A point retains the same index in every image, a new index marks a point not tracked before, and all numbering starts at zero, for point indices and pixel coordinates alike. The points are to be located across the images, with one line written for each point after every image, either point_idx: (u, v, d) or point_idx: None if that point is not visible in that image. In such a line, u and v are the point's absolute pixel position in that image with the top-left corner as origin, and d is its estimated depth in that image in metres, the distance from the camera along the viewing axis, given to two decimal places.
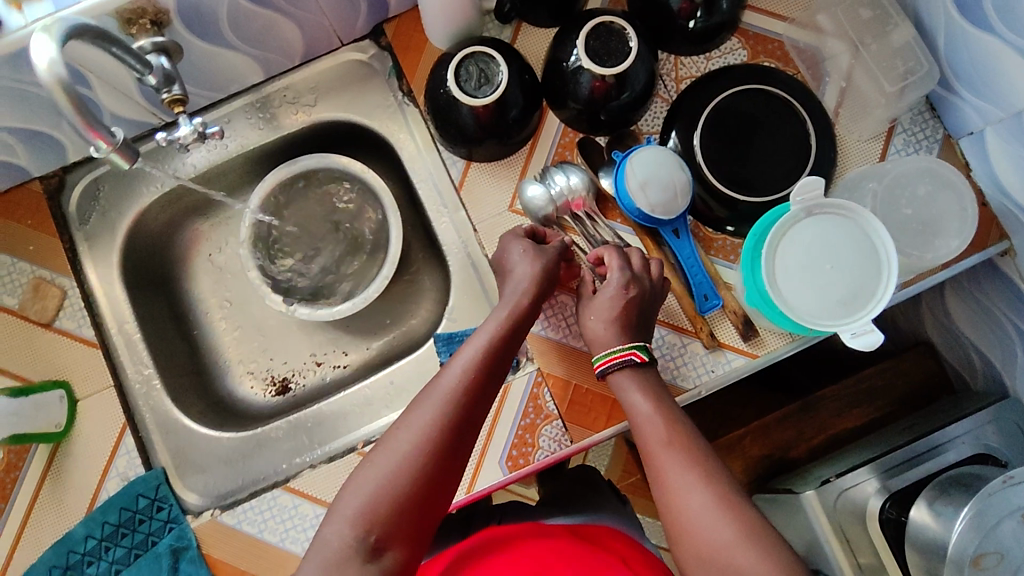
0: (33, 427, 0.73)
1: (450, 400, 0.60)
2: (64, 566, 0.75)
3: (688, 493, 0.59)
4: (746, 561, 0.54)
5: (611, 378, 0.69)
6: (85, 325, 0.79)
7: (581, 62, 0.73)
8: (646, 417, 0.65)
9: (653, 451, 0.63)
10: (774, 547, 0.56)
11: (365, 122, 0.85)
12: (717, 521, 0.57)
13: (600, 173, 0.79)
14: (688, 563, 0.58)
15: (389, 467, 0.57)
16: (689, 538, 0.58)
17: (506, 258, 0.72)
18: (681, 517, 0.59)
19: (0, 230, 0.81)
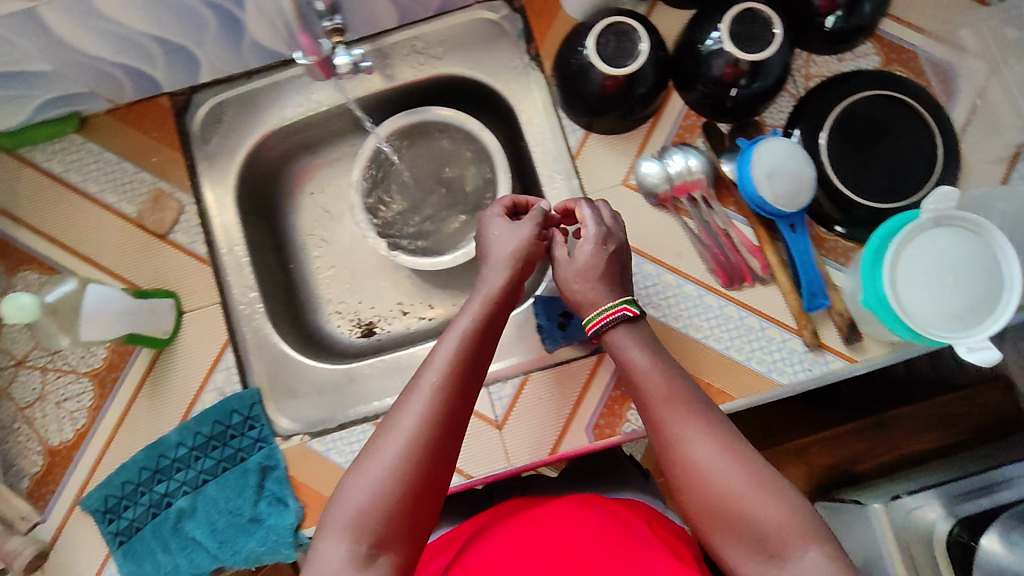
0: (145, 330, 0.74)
1: (436, 397, 0.57)
2: (154, 469, 0.78)
3: (694, 442, 0.57)
4: (759, 506, 0.53)
5: (606, 339, 0.67)
6: (198, 242, 0.82)
7: (722, 46, 0.73)
8: (646, 373, 0.62)
9: (649, 402, 0.61)
10: (786, 489, 0.54)
11: (487, 81, 0.86)
12: (728, 466, 0.55)
13: (722, 158, 0.79)
14: (699, 516, 0.56)
15: (382, 471, 0.54)
16: (702, 486, 0.55)
17: (489, 234, 0.72)
18: (690, 468, 0.56)
19: (129, 140, 0.84)
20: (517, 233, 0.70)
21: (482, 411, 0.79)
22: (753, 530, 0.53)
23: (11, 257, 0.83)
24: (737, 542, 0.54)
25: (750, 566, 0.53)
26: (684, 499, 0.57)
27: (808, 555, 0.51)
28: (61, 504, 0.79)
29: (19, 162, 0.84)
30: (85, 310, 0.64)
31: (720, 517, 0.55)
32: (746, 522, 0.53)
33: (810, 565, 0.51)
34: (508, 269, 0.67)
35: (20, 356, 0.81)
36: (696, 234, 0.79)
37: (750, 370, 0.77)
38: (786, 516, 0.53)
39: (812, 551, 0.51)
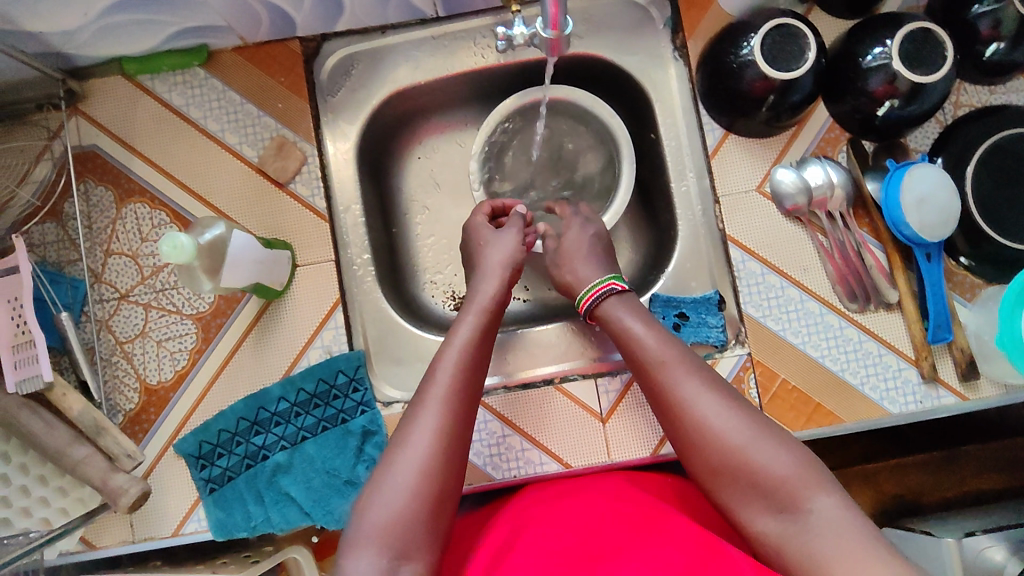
0: (268, 280, 0.72)
1: (446, 412, 0.61)
2: (252, 421, 0.77)
3: (699, 400, 0.61)
4: (761, 456, 0.56)
5: (600, 311, 0.72)
6: (318, 196, 0.80)
7: (889, 61, 0.71)
8: (641, 336, 0.67)
9: (649, 368, 0.65)
10: (788, 442, 0.58)
11: (627, 67, 0.83)
12: (730, 419, 0.59)
13: (866, 177, 0.78)
14: (706, 474, 0.59)
15: (402, 487, 0.57)
16: (706, 444, 0.59)
17: (480, 244, 0.79)
18: (693, 426, 0.60)
19: (255, 81, 0.81)
20: (509, 241, 0.78)
21: (588, 403, 0.78)
22: (761, 480, 0.56)
23: (122, 186, 0.80)
24: (746, 494, 0.57)
25: (763, 517, 0.56)
26: (690, 460, 0.60)
27: (819, 501, 0.54)
28: (155, 443, 0.78)
29: (139, 90, 0.80)
30: (229, 256, 0.62)
31: (727, 472, 0.58)
32: (751, 473, 0.56)
33: (822, 512, 0.53)
34: (497, 277, 0.74)
35: (123, 290, 0.79)
36: (828, 252, 0.78)
37: (861, 395, 0.77)
38: (791, 466, 0.56)
39: (823, 497, 0.54)
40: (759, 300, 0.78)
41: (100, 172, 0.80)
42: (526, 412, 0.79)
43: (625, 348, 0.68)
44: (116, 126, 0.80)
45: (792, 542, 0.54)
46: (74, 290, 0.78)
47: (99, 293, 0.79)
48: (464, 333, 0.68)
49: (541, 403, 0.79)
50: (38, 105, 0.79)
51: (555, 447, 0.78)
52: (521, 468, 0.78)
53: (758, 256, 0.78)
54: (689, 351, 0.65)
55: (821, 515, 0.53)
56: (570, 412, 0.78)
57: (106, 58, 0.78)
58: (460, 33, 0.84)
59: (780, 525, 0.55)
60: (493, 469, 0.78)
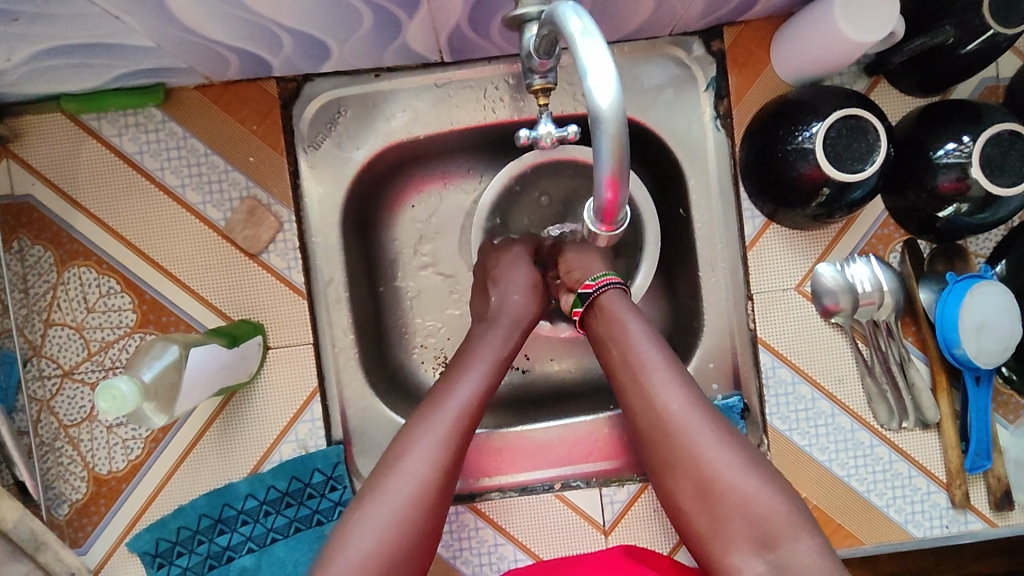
0: (236, 379, 0.63)
1: (445, 446, 0.56)
2: (216, 518, 0.69)
3: (690, 420, 0.55)
4: (748, 485, 0.52)
5: (601, 306, 0.64)
6: (295, 269, 0.69)
7: (965, 163, 0.61)
8: (639, 337, 0.60)
9: (639, 374, 0.59)
10: (773, 476, 0.54)
11: (658, 133, 0.72)
12: (719, 444, 0.54)
13: (919, 284, 0.69)
14: (687, 496, 0.55)
15: (383, 521, 0.52)
16: (692, 464, 0.54)
17: (503, 257, 0.71)
18: (681, 444, 0.55)
19: (223, 129, 0.68)
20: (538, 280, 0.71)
21: (590, 514, 0.71)
22: (744, 512, 0.52)
23: (63, 246, 0.68)
24: (726, 523, 0.52)
25: (742, 553, 0.51)
26: (668, 482, 0.55)
27: (800, 544, 0.50)
28: (104, 541, 0.69)
29: (82, 131, 0.68)
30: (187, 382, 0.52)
31: (710, 496, 0.53)
32: (735, 501, 0.52)
33: (801, 555, 0.49)
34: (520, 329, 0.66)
35: (67, 367, 0.69)
36: (867, 364, 0.70)
37: (885, 518, 0.71)
38: (778, 501, 0.52)
39: (807, 539, 0.50)
40: (786, 411, 0.70)
41: (36, 228, 0.68)
42: (523, 521, 0.71)
43: (615, 345, 0.61)
44: (55, 173, 0.68)
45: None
46: (8, 368, 0.68)
47: (38, 369, 0.68)
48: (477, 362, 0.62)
49: (539, 510, 0.71)
50: None
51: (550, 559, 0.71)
52: None
53: (789, 363, 0.70)
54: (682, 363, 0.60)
55: (803, 560, 0.49)
56: (570, 523, 0.71)
57: (40, 94, 0.65)
58: (467, 80, 0.71)
59: (760, 566, 0.50)
60: None
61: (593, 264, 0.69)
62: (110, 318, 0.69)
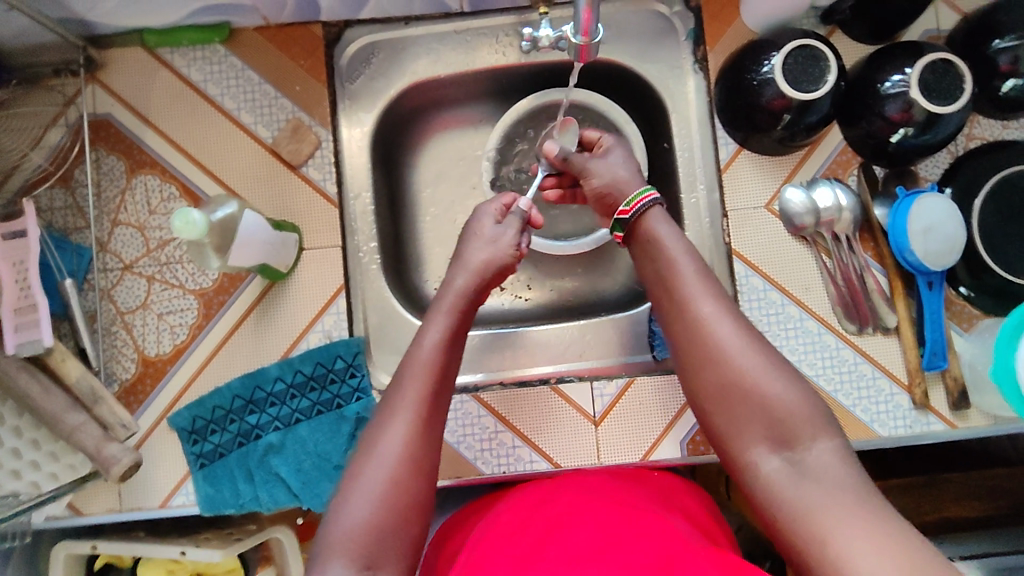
0: (277, 263, 0.73)
1: (415, 413, 0.61)
2: (248, 399, 0.78)
3: (718, 323, 0.62)
4: (770, 387, 0.59)
5: (645, 222, 0.71)
6: (330, 181, 0.80)
7: (907, 89, 0.72)
8: (677, 250, 0.67)
9: (673, 284, 0.66)
10: (796, 377, 0.60)
11: (646, 76, 0.83)
12: (745, 348, 0.61)
13: (873, 202, 0.78)
14: (709, 398, 0.61)
15: (372, 490, 0.57)
16: (718, 363, 0.61)
17: (478, 231, 0.75)
18: (706, 344, 0.62)
19: (275, 63, 0.81)
20: (504, 243, 0.74)
21: (582, 405, 0.79)
22: (763, 408, 0.58)
23: (133, 157, 0.80)
24: (745, 422, 0.59)
25: (761, 449, 0.58)
26: (697, 378, 0.62)
27: (817, 444, 0.56)
28: (149, 415, 0.78)
29: (158, 62, 0.80)
30: (240, 236, 0.62)
31: (730, 396, 0.60)
32: (758, 402, 0.59)
33: (819, 454, 0.55)
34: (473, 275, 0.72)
35: (128, 261, 0.79)
36: (831, 274, 0.78)
37: (852, 416, 0.78)
38: (795, 404, 0.58)
39: (824, 440, 0.56)
40: (759, 315, 0.79)
41: (112, 141, 0.80)
42: (521, 410, 0.79)
43: (655, 262, 0.68)
44: (133, 97, 0.80)
45: (788, 484, 0.55)
46: (79, 256, 0.78)
47: (103, 262, 0.79)
48: (435, 327, 0.67)
49: (536, 400, 0.79)
50: (55, 70, 0.79)
51: (544, 445, 0.78)
52: (509, 465, 0.78)
53: (761, 272, 0.79)
54: (715, 279, 0.66)
55: (819, 458, 0.55)
56: (564, 412, 0.79)
57: (127, 28, 0.78)
58: (482, 29, 0.84)
59: (776, 461, 0.56)
60: (484, 463, 0.79)
61: (624, 180, 0.74)
62: (168, 220, 0.79)
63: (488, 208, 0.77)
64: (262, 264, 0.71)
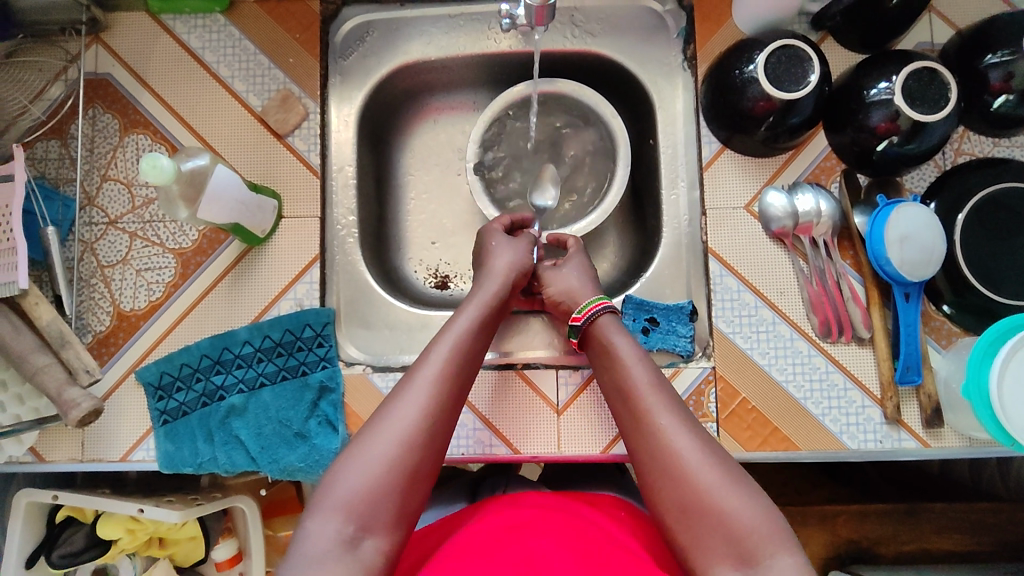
0: (250, 224, 0.74)
1: (441, 383, 0.61)
2: (215, 359, 0.78)
3: (677, 438, 0.59)
4: (731, 504, 0.54)
5: (597, 328, 0.69)
6: (313, 152, 0.82)
7: (892, 97, 0.71)
8: (633, 360, 0.65)
9: (631, 397, 0.63)
10: (757, 493, 0.56)
11: (635, 69, 0.84)
12: (702, 461, 0.57)
13: (854, 209, 0.77)
14: (671, 512, 0.57)
15: (382, 454, 0.55)
16: (676, 480, 0.57)
17: (489, 247, 0.77)
18: (665, 461, 0.58)
19: (271, 34, 0.83)
20: (516, 251, 0.76)
21: (546, 392, 0.78)
22: (715, 519, 0.54)
23: (128, 116, 0.82)
24: (705, 539, 0.55)
25: (722, 568, 0.53)
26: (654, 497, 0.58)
27: (780, 561, 0.52)
28: (119, 367, 0.78)
29: (160, 28, 0.84)
30: (209, 188, 0.65)
31: (692, 515, 0.55)
32: (716, 518, 0.54)
33: (781, 572, 0.51)
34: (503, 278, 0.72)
35: (113, 216, 0.81)
36: (807, 278, 0.77)
37: (821, 427, 0.74)
38: (756, 518, 0.54)
39: (784, 557, 0.52)
40: (730, 316, 0.77)
41: (108, 100, 0.83)
42: (484, 393, 0.78)
43: (611, 373, 0.66)
44: (133, 60, 0.83)
45: None
46: (65, 209, 0.80)
47: (89, 216, 0.81)
48: (467, 316, 0.67)
49: (499, 383, 0.78)
50: (62, 29, 0.83)
51: (504, 428, 0.77)
52: (470, 447, 0.77)
53: (736, 272, 0.77)
54: (668, 387, 0.63)
55: (782, 574, 0.51)
56: (526, 398, 0.78)
57: None
58: (476, 15, 0.87)
59: None
60: None
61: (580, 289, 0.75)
62: None
63: (495, 228, 0.79)
64: (235, 224, 0.72)
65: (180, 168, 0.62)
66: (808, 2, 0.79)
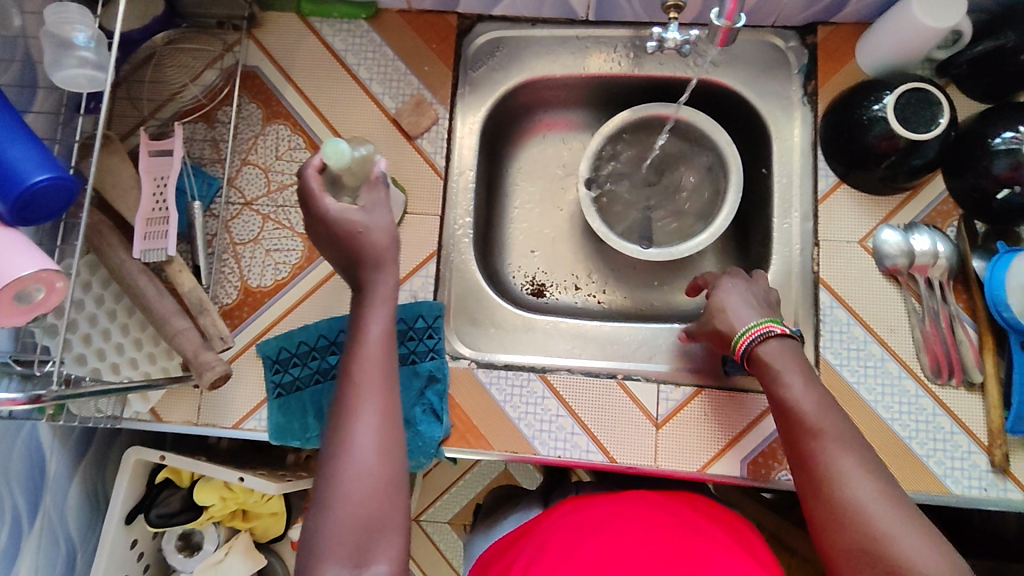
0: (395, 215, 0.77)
1: (377, 407, 0.57)
2: (331, 340, 0.82)
3: (855, 482, 0.57)
4: (905, 552, 0.52)
5: (758, 357, 0.67)
6: (439, 154, 0.86)
7: (1019, 147, 0.72)
8: (802, 395, 0.62)
9: (803, 436, 0.61)
10: (935, 538, 0.53)
11: (753, 101, 0.87)
12: (878, 506, 0.55)
13: (972, 253, 0.77)
14: (840, 552, 0.55)
15: (353, 497, 0.54)
16: (851, 522, 0.55)
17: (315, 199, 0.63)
18: (838, 502, 0.56)
19: (411, 43, 0.89)
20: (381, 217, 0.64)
21: (647, 405, 0.79)
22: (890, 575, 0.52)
23: (271, 107, 0.89)
24: None
25: None
26: (822, 539, 0.57)
27: None
28: (241, 339, 0.82)
29: (308, 29, 0.90)
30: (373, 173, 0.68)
31: (863, 556, 0.54)
32: (888, 563, 0.52)
33: None
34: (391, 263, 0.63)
35: (249, 198, 0.86)
36: (919, 318, 0.77)
37: (924, 466, 0.74)
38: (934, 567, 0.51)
39: None
40: (838, 348, 0.77)
41: (255, 91, 0.89)
42: (584, 399, 0.80)
43: (779, 406, 0.63)
44: (280, 56, 0.90)
45: None
46: (208, 187, 0.86)
47: (227, 196, 0.86)
48: (374, 320, 0.61)
49: (598, 391, 0.80)
50: (221, 23, 0.90)
51: (602, 435, 0.78)
52: (566, 450, 0.78)
53: (847, 306, 0.78)
54: (849, 425, 0.60)
55: None
56: (625, 408, 0.79)
57: None
58: (602, 38, 0.91)
59: None
60: (540, 443, 0.79)
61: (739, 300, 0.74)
62: (291, 167, 0.87)
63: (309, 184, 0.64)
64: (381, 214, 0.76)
65: (355, 155, 0.66)
66: (937, 51, 0.79)
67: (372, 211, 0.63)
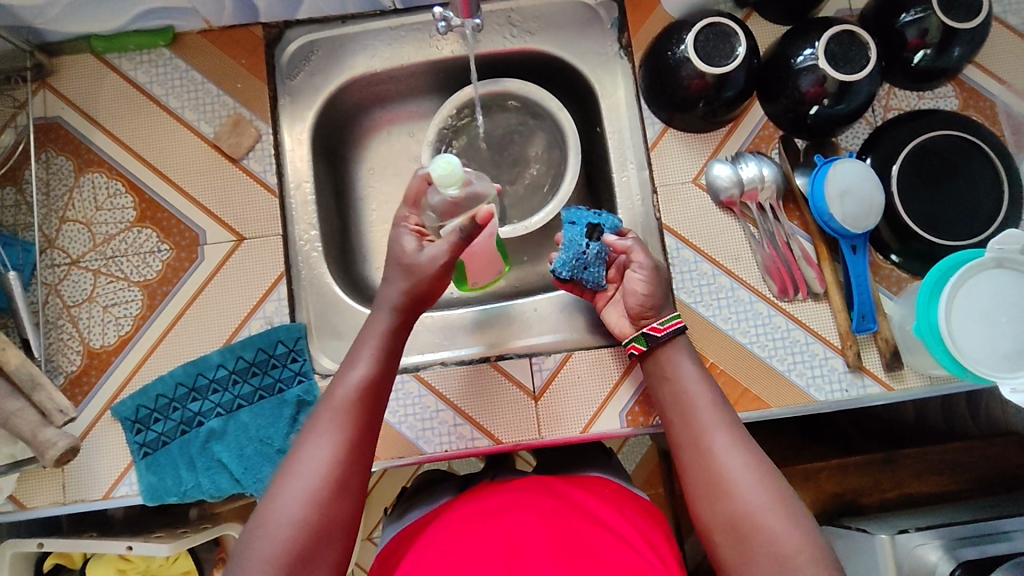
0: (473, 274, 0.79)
1: (346, 435, 0.61)
2: (190, 387, 0.78)
3: (727, 458, 0.60)
4: (776, 526, 0.56)
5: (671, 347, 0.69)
6: (269, 172, 0.83)
7: (816, 63, 0.74)
8: (692, 381, 0.66)
9: (688, 416, 0.64)
10: (807, 520, 0.57)
11: (575, 62, 0.88)
12: (753, 484, 0.58)
13: (795, 171, 0.81)
14: (717, 526, 0.59)
15: (290, 516, 0.56)
16: (727, 498, 0.58)
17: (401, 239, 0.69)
18: (717, 479, 0.60)
19: (218, 61, 0.85)
20: (425, 257, 0.67)
21: (522, 380, 0.79)
22: (773, 553, 0.55)
23: (81, 156, 0.83)
24: (749, 557, 0.57)
25: None
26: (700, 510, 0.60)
27: None
28: (94, 406, 0.78)
29: (105, 66, 0.85)
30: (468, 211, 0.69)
31: (737, 530, 0.57)
32: (761, 536, 0.56)
33: None
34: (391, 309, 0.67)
35: (74, 256, 0.81)
36: (760, 242, 0.80)
37: (788, 382, 0.77)
38: (800, 538, 0.55)
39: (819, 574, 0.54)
40: (689, 286, 0.79)
41: (60, 143, 0.83)
42: (461, 388, 0.79)
43: (676, 398, 0.66)
44: (81, 101, 0.84)
45: None
46: (26, 253, 0.80)
47: (50, 259, 0.81)
48: (363, 358, 0.65)
49: (475, 377, 0.80)
50: (7, 77, 0.83)
51: (485, 420, 0.78)
52: (452, 443, 0.78)
53: (692, 245, 0.80)
54: (728, 410, 0.64)
55: None
56: (503, 388, 0.79)
57: (75, 34, 0.83)
58: (416, 25, 0.89)
59: None
60: (425, 442, 0.78)
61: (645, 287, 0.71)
62: (114, 215, 0.82)
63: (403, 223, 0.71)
64: (462, 270, 0.78)
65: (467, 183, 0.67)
66: None
67: (427, 252, 0.67)
